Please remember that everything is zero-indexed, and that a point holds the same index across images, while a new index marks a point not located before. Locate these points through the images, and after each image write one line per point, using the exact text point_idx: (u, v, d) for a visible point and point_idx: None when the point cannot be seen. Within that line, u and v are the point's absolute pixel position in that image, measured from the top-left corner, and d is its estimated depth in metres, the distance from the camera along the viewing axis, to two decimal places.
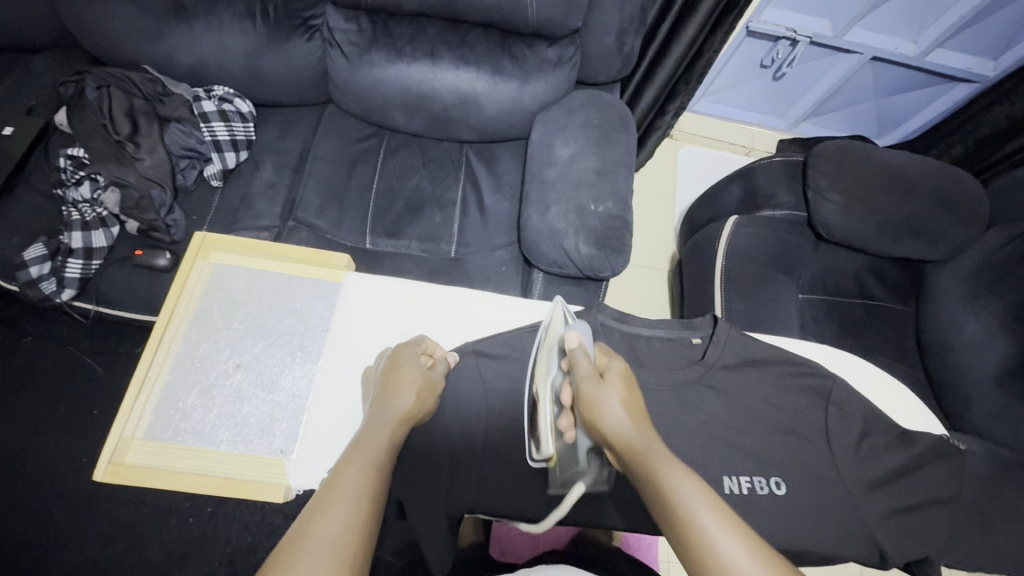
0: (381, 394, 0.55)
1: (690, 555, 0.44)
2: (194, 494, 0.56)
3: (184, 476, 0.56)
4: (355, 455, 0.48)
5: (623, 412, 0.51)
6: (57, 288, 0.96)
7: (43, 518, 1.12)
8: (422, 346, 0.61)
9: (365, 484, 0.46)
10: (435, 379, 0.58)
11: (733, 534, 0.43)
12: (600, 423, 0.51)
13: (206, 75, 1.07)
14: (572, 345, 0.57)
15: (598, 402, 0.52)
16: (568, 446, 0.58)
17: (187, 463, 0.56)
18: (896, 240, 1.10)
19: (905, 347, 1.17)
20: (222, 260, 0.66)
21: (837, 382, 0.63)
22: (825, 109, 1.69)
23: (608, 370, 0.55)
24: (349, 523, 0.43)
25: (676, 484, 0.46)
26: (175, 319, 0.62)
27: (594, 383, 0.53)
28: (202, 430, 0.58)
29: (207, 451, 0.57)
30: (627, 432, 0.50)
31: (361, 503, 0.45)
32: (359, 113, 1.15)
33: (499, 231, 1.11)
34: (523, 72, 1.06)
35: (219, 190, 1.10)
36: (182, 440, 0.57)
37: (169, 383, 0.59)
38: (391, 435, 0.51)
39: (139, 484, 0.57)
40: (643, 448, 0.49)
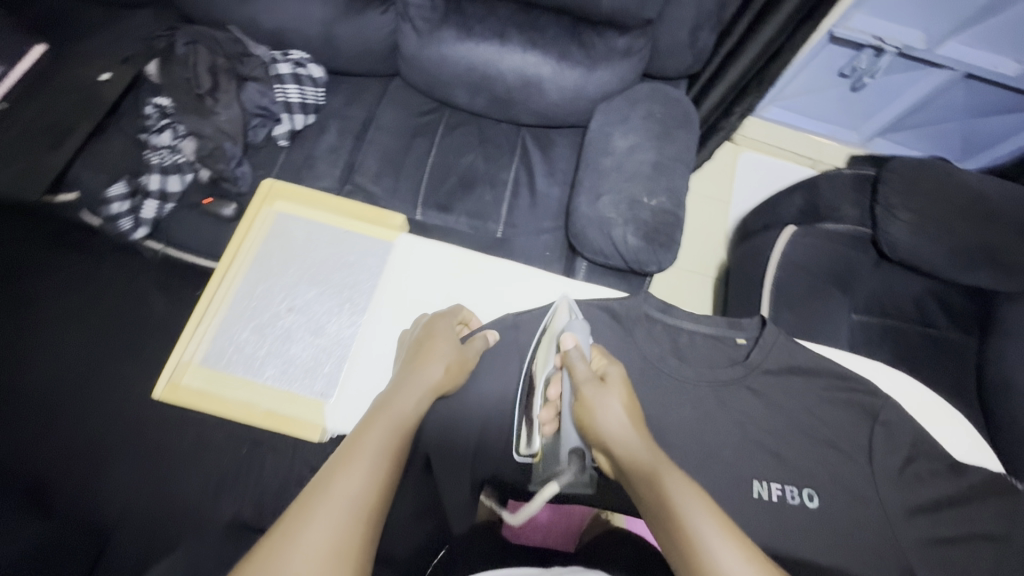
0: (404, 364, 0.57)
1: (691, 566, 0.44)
2: (240, 422, 0.59)
3: (233, 404, 0.59)
4: (378, 425, 0.50)
5: (622, 415, 0.51)
6: (133, 225, 1.03)
7: (100, 437, 1.22)
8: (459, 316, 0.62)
9: (388, 453, 0.48)
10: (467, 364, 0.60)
11: (729, 538, 0.44)
12: (600, 428, 0.52)
13: (285, 39, 1.12)
14: (568, 344, 0.56)
15: (597, 406, 0.52)
16: (551, 442, 0.57)
17: (236, 393, 0.59)
18: (969, 268, 1.03)
19: (962, 383, 1.10)
20: (285, 208, 0.68)
21: (887, 402, 0.60)
22: (904, 125, 1.60)
23: (606, 373, 0.56)
24: (367, 482, 0.45)
25: (674, 491, 0.47)
26: (237, 258, 0.65)
27: (593, 386, 0.53)
28: (252, 364, 0.61)
29: (256, 385, 0.60)
30: (627, 437, 0.51)
31: (378, 467, 0.46)
32: (424, 88, 1.17)
33: (547, 215, 1.12)
34: (590, 60, 1.06)
35: (286, 150, 1.15)
36: (233, 371, 0.60)
37: (227, 317, 0.63)
38: (415, 404, 0.53)
39: (191, 407, 0.60)
40: (650, 465, 0.49)
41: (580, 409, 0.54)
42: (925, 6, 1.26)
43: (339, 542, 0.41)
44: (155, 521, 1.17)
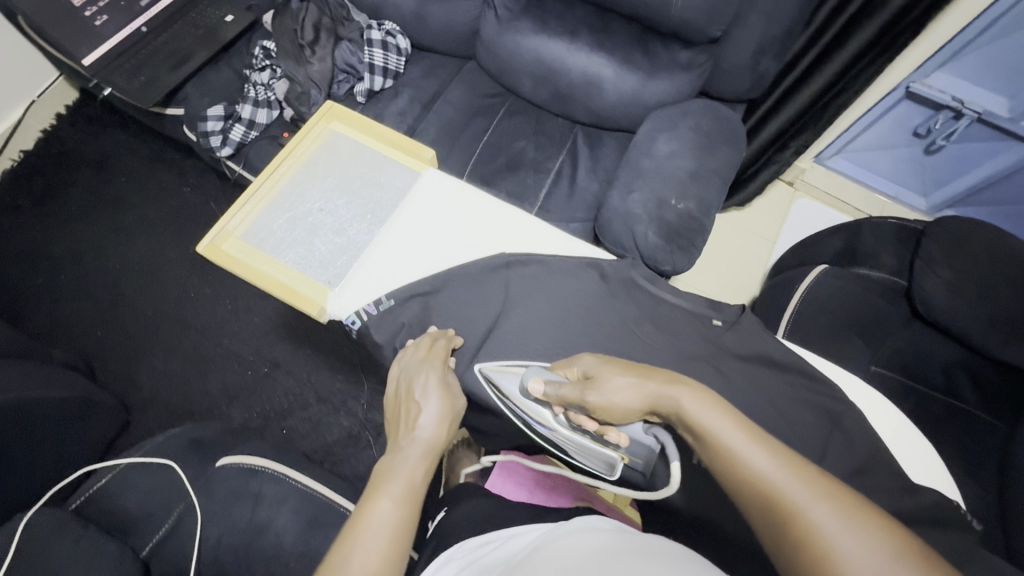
0: (400, 421, 0.62)
1: (748, 491, 0.47)
2: (257, 289, 0.67)
3: (257, 273, 0.68)
4: (386, 487, 0.56)
5: (628, 382, 0.56)
6: (220, 144, 1.18)
7: (152, 327, 1.38)
8: (446, 343, 0.65)
9: (398, 517, 0.54)
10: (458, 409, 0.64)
11: (759, 448, 0.48)
12: (622, 408, 0.56)
13: (383, 11, 1.26)
14: (540, 390, 0.59)
15: (612, 399, 0.56)
16: (626, 447, 0.60)
17: (262, 265, 0.68)
18: (1010, 341, 0.96)
19: (983, 464, 1.02)
20: (339, 129, 0.78)
21: (851, 410, 0.61)
22: (978, 199, 1.52)
23: (585, 371, 0.60)
24: (382, 549, 0.51)
25: (701, 414, 0.52)
26: (289, 159, 0.75)
27: (595, 395, 0.57)
28: (280, 246, 0.69)
29: (279, 262, 0.68)
30: (643, 390, 0.56)
31: (390, 536, 0.53)
32: (494, 73, 1.27)
33: (581, 207, 1.17)
34: (651, 69, 1.11)
35: (361, 107, 1.28)
36: (264, 247, 0.69)
37: (270, 203, 0.72)
38: (421, 471, 0.58)
39: (223, 269, 0.69)
40: (666, 398, 0.55)
41: (604, 412, 0.57)
42: (1015, 73, 1.23)
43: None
44: (177, 410, 1.30)
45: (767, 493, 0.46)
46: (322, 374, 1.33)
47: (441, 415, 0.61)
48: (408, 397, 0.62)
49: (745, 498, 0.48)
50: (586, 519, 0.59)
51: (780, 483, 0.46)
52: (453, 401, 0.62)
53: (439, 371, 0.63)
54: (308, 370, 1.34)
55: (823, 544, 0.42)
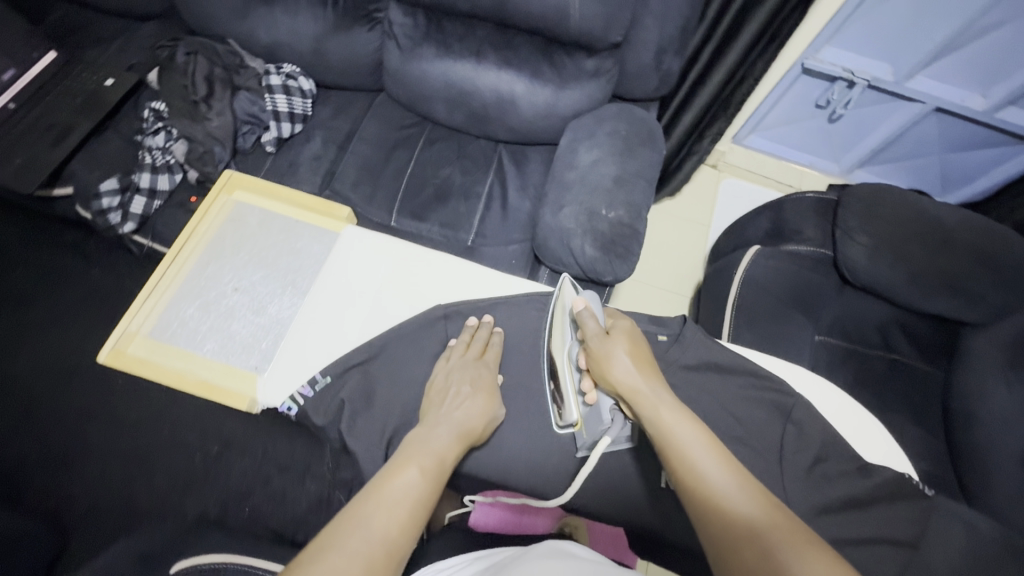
0: (437, 401, 0.61)
1: (701, 500, 0.51)
2: (175, 390, 0.62)
3: (171, 373, 0.62)
4: (419, 459, 0.55)
5: (629, 363, 0.59)
6: (121, 220, 1.09)
7: (79, 426, 1.26)
8: (498, 349, 0.66)
9: (423, 493, 0.52)
10: (496, 419, 0.64)
11: (719, 463, 0.52)
12: (610, 374, 0.60)
13: (279, 53, 1.21)
14: (578, 308, 0.65)
15: (608, 360, 0.60)
16: (588, 408, 0.64)
17: (175, 363, 0.63)
18: (928, 292, 1.05)
19: (928, 410, 1.09)
20: (243, 198, 0.73)
21: (799, 401, 0.63)
22: (882, 158, 1.63)
23: (613, 327, 0.64)
24: (395, 519, 0.49)
25: (677, 428, 0.55)
26: (192, 241, 0.69)
27: (599, 340, 0.62)
28: (194, 337, 0.64)
29: (195, 356, 0.63)
30: (634, 380, 0.59)
31: (403, 506, 0.50)
32: (406, 102, 1.24)
33: (517, 227, 1.16)
34: (560, 79, 1.11)
35: (272, 156, 1.22)
36: (175, 342, 0.64)
37: (175, 293, 0.66)
38: (451, 452, 0.57)
39: (133, 373, 0.63)
40: (644, 402, 0.58)
41: (595, 364, 0.62)
42: (892, 39, 1.31)
43: (372, 561, 0.45)
44: (123, 512, 1.19)
45: (714, 502, 0.50)
46: (279, 441, 1.26)
47: (483, 407, 0.61)
48: (457, 385, 0.62)
49: (694, 505, 0.51)
50: (550, 543, 0.56)
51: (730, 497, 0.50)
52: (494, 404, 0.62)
53: (489, 375, 0.64)
54: (263, 441, 1.26)
55: (771, 566, 0.44)
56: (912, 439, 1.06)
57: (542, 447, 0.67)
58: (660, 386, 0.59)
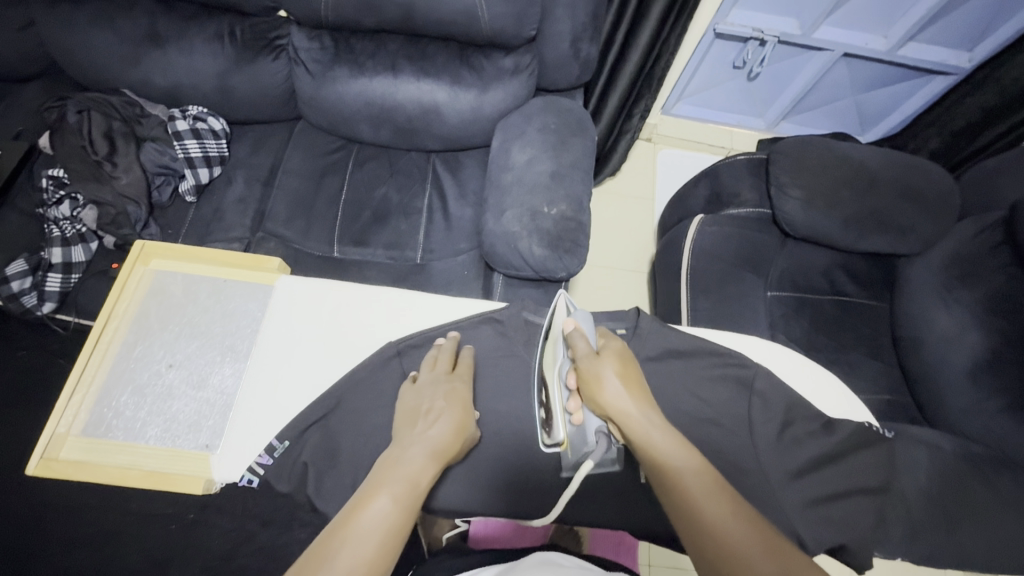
0: (412, 419, 0.58)
1: (691, 523, 0.52)
2: (120, 486, 0.58)
3: (113, 470, 0.58)
4: (390, 485, 0.51)
5: (618, 385, 0.58)
6: (37, 301, 1.01)
7: (34, 524, 1.17)
8: (468, 362, 0.65)
9: (394, 523, 0.49)
10: (471, 435, 0.60)
11: (708, 486, 0.54)
12: (600, 396, 0.59)
13: (182, 96, 1.13)
14: (568, 329, 0.63)
15: (597, 382, 0.59)
16: (576, 428, 0.63)
17: (116, 458, 0.59)
18: (862, 234, 1.10)
19: (880, 342, 1.15)
20: (162, 267, 0.69)
21: (761, 372, 0.64)
22: (803, 108, 1.69)
23: (605, 347, 0.62)
24: (366, 554, 0.47)
25: (667, 450, 0.55)
26: (113, 322, 0.65)
27: (590, 360, 0.60)
28: (133, 427, 0.60)
29: (137, 447, 0.59)
30: (624, 403, 0.58)
31: (373, 541, 0.48)
32: (327, 126, 1.19)
33: (462, 236, 1.14)
34: (482, 82, 1.09)
35: (194, 206, 1.15)
36: (113, 436, 0.60)
37: (104, 382, 0.62)
38: (425, 472, 0.53)
39: (71, 478, 0.59)
40: (636, 425, 0.57)
41: (584, 386, 0.61)
42: None
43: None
44: None
45: (704, 525, 0.51)
46: (258, 496, 1.21)
47: (457, 420, 0.58)
48: (429, 400, 0.59)
49: (684, 527, 0.52)
50: (539, 556, 0.59)
51: (719, 519, 0.51)
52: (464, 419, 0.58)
53: (462, 390, 0.61)
54: (240, 498, 1.21)
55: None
56: (871, 373, 1.11)
57: (522, 463, 0.67)
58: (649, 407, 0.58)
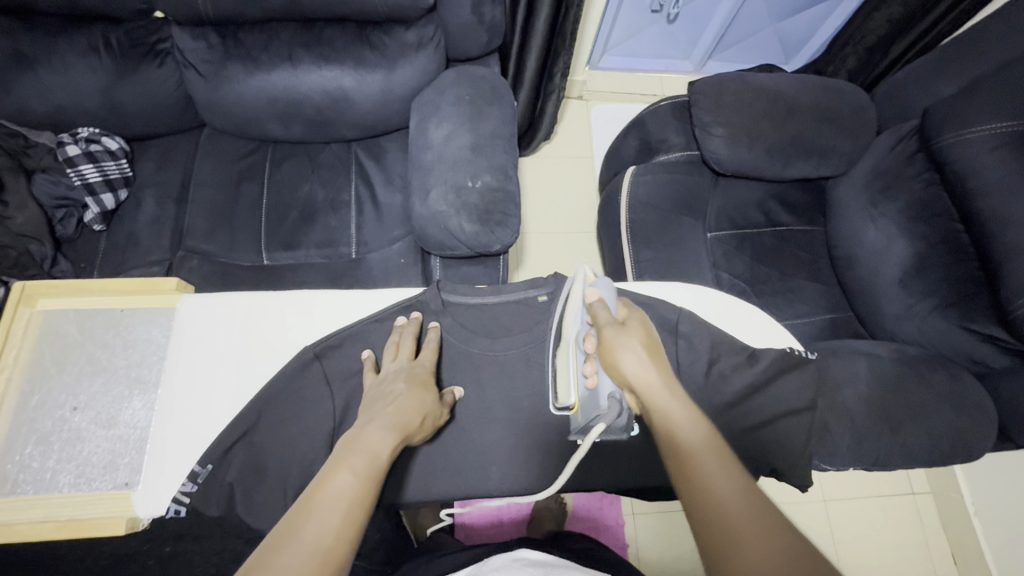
0: (371, 404, 0.58)
1: (699, 500, 0.48)
2: (33, 541, 0.57)
3: (24, 527, 0.57)
4: (351, 460, 0.50)
5: (642, 357, 0.54)
6: None
7: None
8: (435, 344, 0.66)
9: (357, 495, 0.48)
10: (436, 413, 0.61)
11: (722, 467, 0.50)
12: (618, 364, 0.55)
13: (67, 119, 1.05)
14: (591, 299, 0.61)
15: (618, 347, 0.55)
16: (587, 394, 0.60)
17: (28, 513, 0.58)
18: (788, 161, 1.12)
19: (819, 265, 1.17)
20: (50, 306, 0.66)
21: (683, 315, 0.68)
22: (726, 45, 1.69)
23: (629, 320, 0.59)
24: (335, 525, 0.45)
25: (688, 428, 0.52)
26: (4, 374, 0.63)
27: (614, 329, 0.57)
28: (42, 479, 0.59)
29: (50, 498, 0.58)
30: (644, 373, 0.54)
31: (341, 513, 0.46)
32: (234, 129, 1.13)
33: (395, 223, 1.11)
34: (387, 61, 1.04)
35: (105, 234, 1.09)
36: (22, 491, 0.59)
37: (3, 438, 0.61)
38: (388, 447, 0.53)
39: None
40: (660, 396, 0.53)
41: (603, 352, 0.57)
42: None
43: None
44: None
45: (710, 499, 0.48)
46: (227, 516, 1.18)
47: (416, 399, 0.58)
48: (391, 386, 0.59)
49: (694, 505, 0.48)
50: (512, 555, 0.61)
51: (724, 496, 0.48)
52: (423, 399, 0.59)
53: (425, 373, 0.62)
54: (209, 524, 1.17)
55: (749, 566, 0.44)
56: (813, 297, 1.14)
57: (465, 445, 0.67)
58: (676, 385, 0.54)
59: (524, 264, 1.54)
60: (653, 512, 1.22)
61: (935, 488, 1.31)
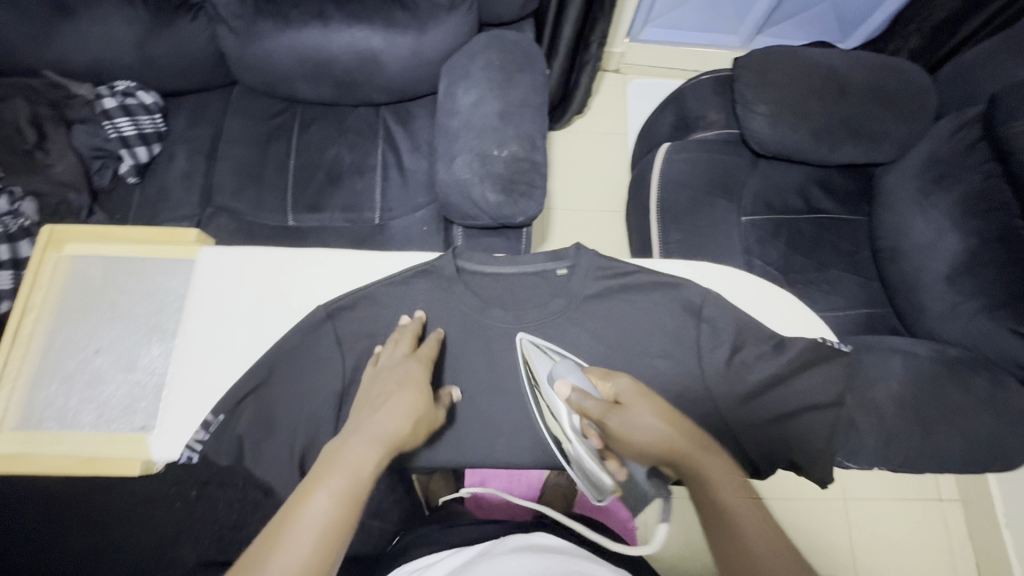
0: (362, 407, 0.57)
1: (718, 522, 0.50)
2: (53, 475, 0.60)
3: (46, 460, 0.60)
4: (328, 481, 0.50)
5: (657, 426, 0.56)
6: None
7: None
8: (436, 341, 0.64)
9: (332, 518, 0.48)
10: (430, 415, 0.59)
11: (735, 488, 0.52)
12: (641, 446, 0.56)
13: (105, 71, 1.07)
14: (567, 394, 0.59)
15: (631, 432, 0.56)
16: (625, 482, 0.60)
17: (50, 448, 0.60)
18: (835, 144, 1.05)
19: (859, 257, 1.11)
20: (76, 251, 0.68)
21: (709, 297, 0.65)
22: (778, 19, 1.59)
23: (619, 394, 0.59)
24: (309, 547, 0.46)
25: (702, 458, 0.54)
26: (32, 314, 0.65)
27: (616, 416, 0.57)
28: (65, 416, 0.62)
29: (71, 435, 0.61)
30: (664, 442, 0.55)
31: (315, 539, 0.47)
32: (264, 89, 1.13)
33: (419, 190, 1.10)
34: (418, 22, 1.01)
35: (139, 186, 1.11)
36: (46, 427, 0.61)
37: (30, 375, 0.63)
38: (371, 465, 0.52)
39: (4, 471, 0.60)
40: (681, 447, 0.55)
41: (619, 440, 0.57)
42: None
43: None
44: None
45: (728, 521, 0.49)
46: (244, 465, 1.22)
47: (407, 405, 0.56)
48: (382, 386, 0.58)
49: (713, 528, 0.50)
50: (522, 539, 0.60)
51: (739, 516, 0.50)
52: (414, 401, 0.57)
53: (420, 372, 0.60)
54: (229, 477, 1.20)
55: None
56: (851, 289, 1.08)
57: (475, 414, 0.67)
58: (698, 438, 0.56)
59: (549, 240, 1.51)
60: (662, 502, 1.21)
61: (964, 498, 1.26)
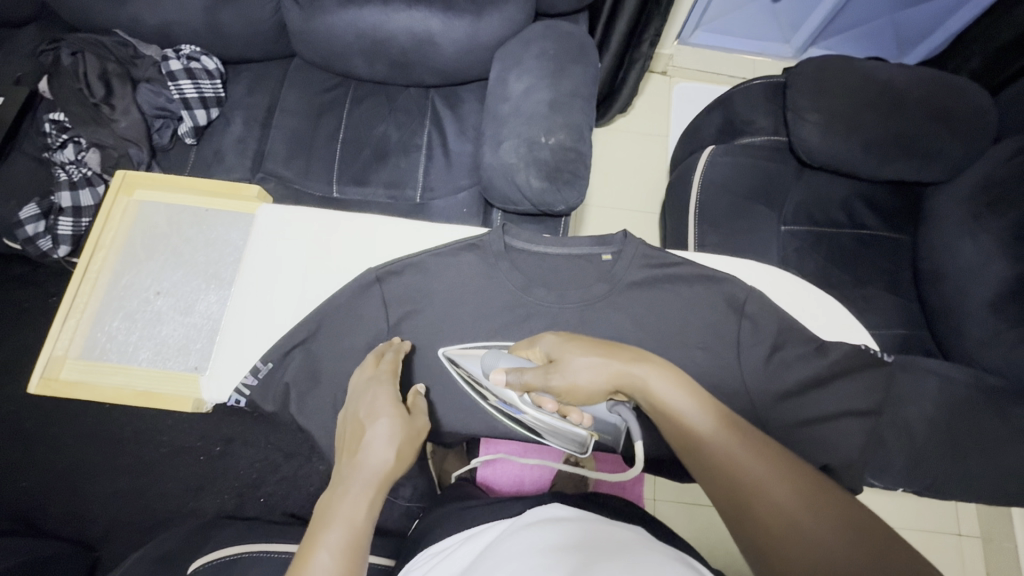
0: (350, 447, 0.55)
1: (720, 480, 0.49)
2: (113, 403, 0.64)
3: (108, 388, 0.64)
4: (325, 537, 0.47)
5: (592, 361, 0.55)
6: (53, 245, 1.07)
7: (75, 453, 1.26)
8: (395, 352, 0.63)
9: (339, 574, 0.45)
10: (417, 436, 0.57)
11: (728, 435, 0.50)
12: (589, 389, 0.56)
13: (172, 34, 1.11)
14: (503, 381, 0.59)
15: (574, 383, 0.56)
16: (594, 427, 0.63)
17: (112, 378, 0.65)
18: (885, 159, 1.03)
19: (899, 276, 1.09)
20: (146, 197, 0.72)
21: (754, 294, 0.66)
22: (834, 31, 1.56)
23: (546, 352, 0.59)
24: None
25: (677, 403, 0.52)
26: (100, 253, 0.69)
27: (552, 375, 0.56)
28: (125, 350, 0.66)
29: (131, 368, 0.65)
30: (607, 375, 0.55)
31: None
32: (321, 63, 1.15)
33: (463, 173, 1.12)
34: (476, 7, 1.02)
35: (195, 147, 1.15)
36: (108, 359, 0.65)
37: (95, 310, 0.67)
38: (366, 511, 0.49)
39: (70, 396, 0.65)
40: (643, 387, 0.54)
41: (568, 395, 0.57)
42: None
43: None
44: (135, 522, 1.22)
45: (731, 479, 0.48)
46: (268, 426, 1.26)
47: (391, 431, 0.55)
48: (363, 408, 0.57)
49: (716, 489, 0.49)
50: (539, 512, 0.60)
51: (740, 465, 0.48)
52: (404, 419, 0.56)
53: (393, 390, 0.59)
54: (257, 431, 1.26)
55: (796, 542, 0.44)
56: (888, 307, 1.07)
57: None
58: (643, 361, 0.55)
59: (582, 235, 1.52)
60: (674, 502, 1.21)
61: (985, 534, 1.23)
